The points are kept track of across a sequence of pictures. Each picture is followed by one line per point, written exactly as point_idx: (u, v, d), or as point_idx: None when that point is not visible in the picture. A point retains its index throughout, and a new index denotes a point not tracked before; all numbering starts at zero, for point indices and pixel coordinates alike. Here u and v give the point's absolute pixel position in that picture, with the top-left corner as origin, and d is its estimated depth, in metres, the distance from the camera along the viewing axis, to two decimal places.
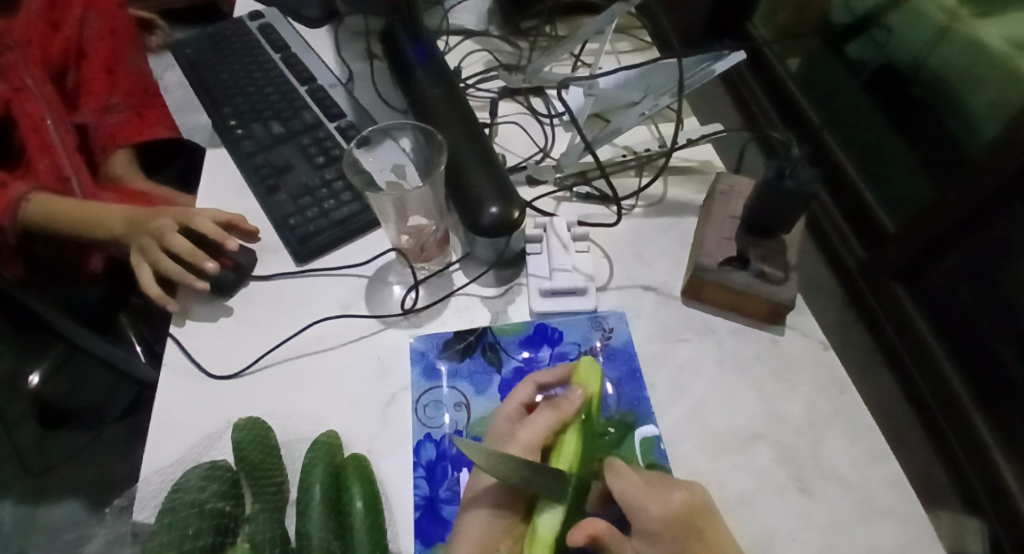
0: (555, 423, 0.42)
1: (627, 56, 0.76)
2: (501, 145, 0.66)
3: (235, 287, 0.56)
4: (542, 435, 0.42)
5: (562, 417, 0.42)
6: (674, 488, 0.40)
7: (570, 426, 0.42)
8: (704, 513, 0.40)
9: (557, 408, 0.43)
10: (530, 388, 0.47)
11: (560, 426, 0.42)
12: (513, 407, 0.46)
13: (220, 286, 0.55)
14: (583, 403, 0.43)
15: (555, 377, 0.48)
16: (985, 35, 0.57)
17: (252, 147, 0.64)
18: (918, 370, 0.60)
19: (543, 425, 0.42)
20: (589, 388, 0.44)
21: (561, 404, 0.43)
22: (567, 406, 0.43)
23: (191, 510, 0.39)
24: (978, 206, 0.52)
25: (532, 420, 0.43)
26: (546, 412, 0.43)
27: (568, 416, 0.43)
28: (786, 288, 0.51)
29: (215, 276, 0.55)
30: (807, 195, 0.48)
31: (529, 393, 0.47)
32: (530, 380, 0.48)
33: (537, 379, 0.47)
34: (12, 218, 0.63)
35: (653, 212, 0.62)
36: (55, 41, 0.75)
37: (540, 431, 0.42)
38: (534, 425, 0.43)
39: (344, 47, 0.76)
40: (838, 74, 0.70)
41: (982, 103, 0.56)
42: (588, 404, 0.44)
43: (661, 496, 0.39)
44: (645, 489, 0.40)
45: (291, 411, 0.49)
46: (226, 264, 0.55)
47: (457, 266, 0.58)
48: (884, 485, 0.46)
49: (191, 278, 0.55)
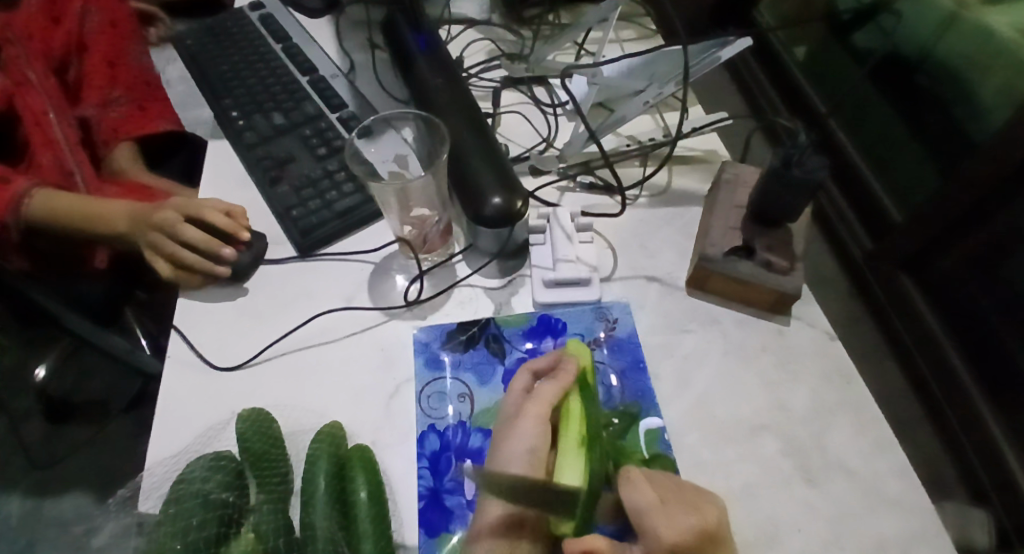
0: (559, 390, 0.44)
1: (630, 44, 0.76)
2: (504, 135, 0.66)
3: (251, 270, 0.56)
4: (549, 401, 0.43)
5: (564, 385, 0.44)
6: (688, 509, 0.37)
7: (573, 392, 0.44)
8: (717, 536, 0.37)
9: (558, 380, 0.45)
10: (526, 376, 0.47)
11: (563, 394, 0.44)
12: (514, 396, 0.46)
13: (237, 270, 0.55)
14: (579, 370, 0.46)
15: (548, 360, 0.48)
16: (992, 22, 0.55)
17: (254, 139, 0.64)
18: (925, 361, 0.59)
19: (549, 396, 0.44)
20: (581, 359, 0.47)
21: (560, 375, 0.45)
22: (565, 375, 0.45)
23: (195, 501, 0.39)
24: (988, 194, 0.52)
25: (538, 394, 0.44)
26: (549, 383, 0.45)
27: (569, 383, 0.44)
28: (792, 278, 0.51)
29: (234, 262, 0.55)
30: (814, 183, 0.47)
31: (526, 381, 0.46)
32: (524, 369, 0.47)
33: (532, 367, 0.47)
34: (14, 214, 0.63)
35: (657, 202, 0.61)
36: (56, 34, 0.75)
37: (549, 400, 0.43)
38: (541, 396, 0.44)
39: (345, 38, 0.76)
40: (842, 62, 0.70)
41: (989, 92, 0.55)
42: (585, 372, 0.46)
43: (677, 522, 0.36)
44: (660, 513, 0.37)
45: (294, 403, 0.48)
46: (241, 249, 0.56)
47: (460, 257, 0.57)
48: (890, 476, 0.45)
49: (211, 265, 0.55)
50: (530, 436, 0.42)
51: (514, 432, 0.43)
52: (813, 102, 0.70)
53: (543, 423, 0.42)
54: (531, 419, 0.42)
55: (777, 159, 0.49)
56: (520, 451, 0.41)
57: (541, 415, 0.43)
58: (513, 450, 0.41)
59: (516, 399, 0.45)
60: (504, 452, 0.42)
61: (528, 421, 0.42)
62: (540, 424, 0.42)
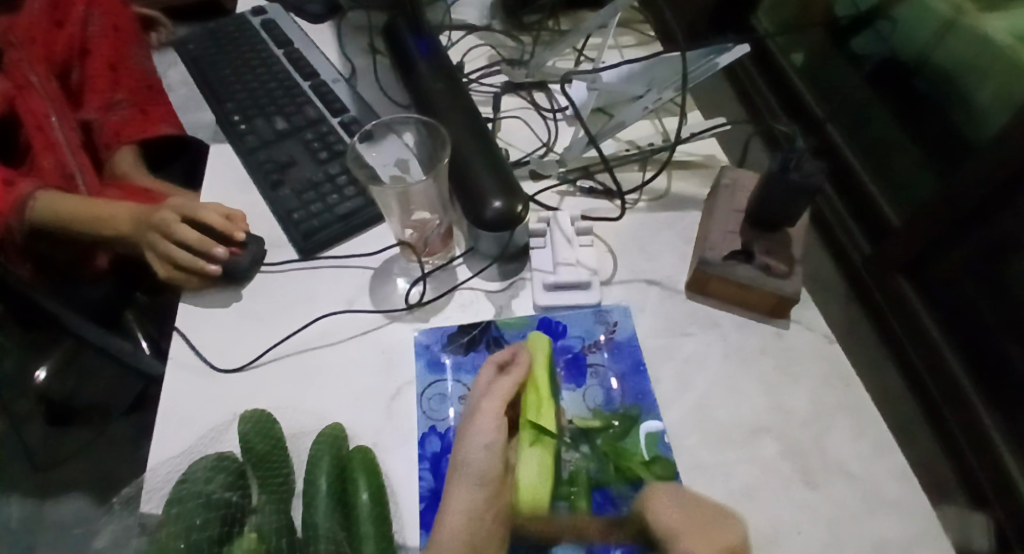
0: (515, 384, 0.46)
1: (630, 50, 0.76)
2: (504, 140, 0.66)
3: (247, 274, 0.56)
4: (505, 397, 0.45)
5: (518, 379, 0.46)
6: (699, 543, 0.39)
7: (528, 385, 0.46)
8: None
9: (512, 374, 0.46)
10: (492, 369, 0.48)
11: (517, 388, 0.46)
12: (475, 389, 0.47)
13: (230, 271, 0.55)
14: (533, 363, 0.48)
15: (510, 350, 0.49)
16: (990, 27, 0.56)
17: (256, 143, 0.64)
18: (922, 364, 0.60)
19: (504, 390, 0.45)
20: (537, 350, 0.49)
21: (513, 369, 0.47)
22: (520, 370, 0.47)
23: (197, 501, 0.39)
24: (983, 198, 0.52)
25: (494, 388, 0.46)
26: (504, 378, 0.46)
27: (524, 377, 0.47)
28: (791, 282, 0.51)
29: (224, 261, 0.55)
30: (812, 187, 0.48)
31: (492, 373, 0.47)
32: (490, 362, 0.48)
33: (495, 359, 0.48)
34: (19, 216, 0.64)
35: (657, 206, 0.62)
36: (59, 37, 0.75)
37: (504, 395, 0.45)
38: (497, 391, 0.45)
39: (347, 43, 0.76)
40: (840, 68, 0.70)
41: (985, 98, 0.56)
42: (540, 365, 0.48)
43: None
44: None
45: (296, 405, 0.49)
46: (236, 252, 0.56)
47: (461, 260, 0.58)
48: (889, 477, 0.46)
49: (202, 264, 0.55)
50: (489, 434, 0.43)
51: (473, 428, 0.44)
52: (810, 108, 0.71)
53: (499, 420, 0.44)
54: (488, 416, 0.44)
55: (775, 162, 0.50)
56: (478, 448, 0.42)
57: (496, 411, 0.44)
58: (472, 448, 0.43)
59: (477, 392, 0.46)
60: (464, 450, 0.43)
61: (485, 418, 0.44)
62: (495, 421, 0.44)
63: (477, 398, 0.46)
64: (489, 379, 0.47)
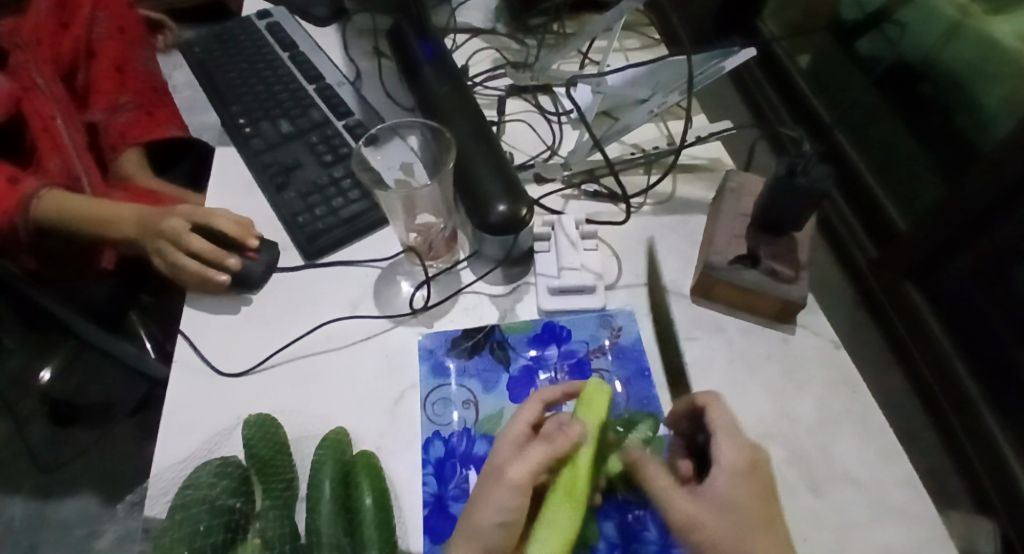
0: (548, 456, 0.40)
1: (636, 53, 0.75)
2: (509, 143, 0.66)
3: (261, 281, 0.56)
4: (534, 471, 0.39)
5: (558, 451, 0.40)
6: (741, 445, 0.41)
7: (566, 462, 0.40)
8: (765, 474, 0.41)
9: (551, 442, 0.40)
10: (537, 405, 0.45)
11: (551, 460, 0.40)
12: (517, 429, 0.43)
13: (245, 280, 0.55)
14: (583, 436, 0.40)
15: (563, 392, 0.46)
16: (996, 31, 0.56)
17: (261, 145, 0.64)
18: (929, 370, 0.60)
19: (533, 461, 0.40)
20: (594, 417, 0.42)
21: (555, 438, 0.41)
22: (561, 440, 0.40)
23: (203, 506, 0.40)
24: (991, 205, 0.52)
25: (523, 457, 0.40)
26: (539, 446, 0.40)
27: (563, 449, 0.40)
28: (797, 286, 0.51)
29: (236, 270, 0.55)
30: (819, 192, 0.48)
31: (538, 413, 0.44)
32: (536, 398, 0.45)
33: (544, 397, 0.45)
34: (24, 214, 0.63)
35: (662, 209, 0.61)
36: (65, 40, 0.76)
37: (531, 468, 0.39)
38: (525, 460, 0.40)
39: (352, 46, 0.76)
40: (848, 71, 0.70)
41: (993, 102, 0.56)
42: (589, 440, 0.41)
43: (733, 472, 0.40)
44: (720, 472, 0.40)
45: (299, 409, 0.49)
46: (249, 257, 0.56)
47: (465, 264, 0.58)
48: (896, 485, 0.45)
49: (210, 272, 0.55)
50: (507, 510, 0.39)
51: (493, 497, 0.39)
52: (817, 112, 0.71)
53: (522, 496, 0.39)
54: (510, 488, 0.39)
55: (782, 167, 0.49)
56: (492, 524, 0.38)
57: (521, 485, 0.39)
58: (486, 521, 0.39)
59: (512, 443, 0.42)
60: (475, 519, 0.39)
61: (506, 490, 0.39)
62: (519, 496, 0.39)
63: (504, 462, 0.41)
64: (519, 441, 0.42)
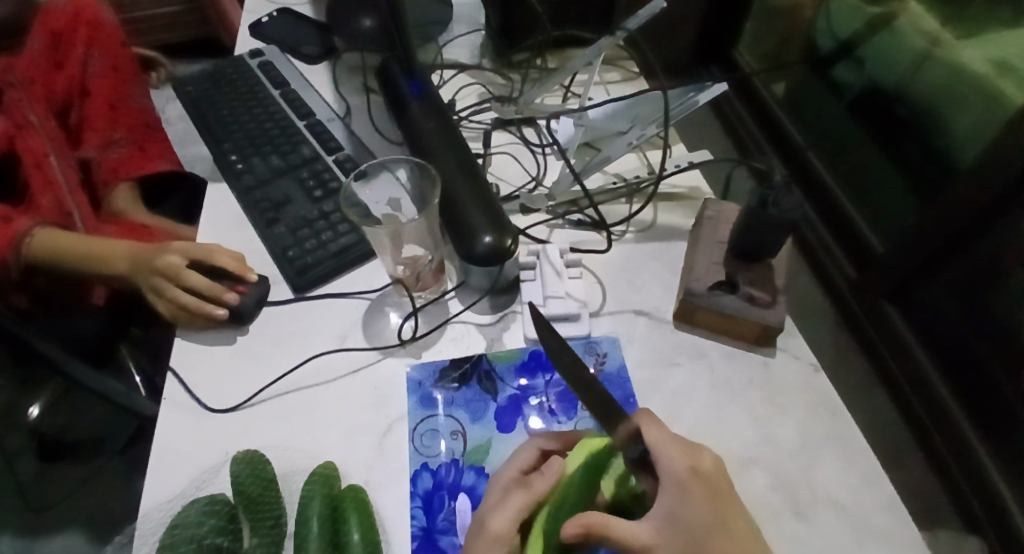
0: (528, 501, 0.41)
1: (615, 86, 0.77)
2: (494, 175, 0.68)
3: (255, 313, 0.56)
4: (515, 518, 0.40)
5: (538, 494, 0.41)
6: (681, 453, 0.40)
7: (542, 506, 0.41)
8: (712, 477, 0.40)
9: (529, 487, 0.42)
10: (534, 453, 0.45)
11: (532, 505, 0.41)
12: (509, 473, 0.44)
13: (240, 314, 0.56)
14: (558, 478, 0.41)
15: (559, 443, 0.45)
16: (965, 56, 0.59)
17: (252, 181, 0.65)
18: (911, 389, 0.62)
19: (514, 508, 0.41)
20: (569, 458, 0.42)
21: (533, 482, 0.42)
22: (540, 483, 0.42)
23: (189, 546, 0.40)
24: (963, 228, 0.54)
25: (505, 502, 0.41)
26: (521, 491, 0.42)
27: (542, 493, 0.41)
28: (775, 311, 0.52)
29: (233, 305, 0.56)
30: (791, 221, 0.49)
31: (532, 459, 0.44)
32: (534, 446, 0.45)
33: (542, 445, 0.45)
34: (15, 253, 0.65)
35: (644, 237, 0.63)
36: (59, 79, 0.77)
37: (512, 515, 0.40)
38: (508, 507, 0.41)
39: (342, 82, 0.78)
40: (824, 98, 0.72)
41: (962, 126, 0.58)
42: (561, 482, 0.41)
43: (676, 484, 0.39)
44: (664, 487, 0.39)
45: (289, 443, 0.49)
46: (241, 291, 0.57)
47: (452, 294, 0.59)
48: (878, 508, 0.46)
49: (209, 307, 0.56)
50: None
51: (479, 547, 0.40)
52: (794, 138, 0.73)
53: (507, 544, 0.40)
54: (495, 538, 0.40)
55: (755, 197, 0.51)
56: None
57: (502, 534, 0.40)
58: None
59: (501, 487, 0.43)
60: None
61: (490, 540, 0.40)
62: (502, 546, 0.40)
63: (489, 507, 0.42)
64: (506, 486, 0.43)
